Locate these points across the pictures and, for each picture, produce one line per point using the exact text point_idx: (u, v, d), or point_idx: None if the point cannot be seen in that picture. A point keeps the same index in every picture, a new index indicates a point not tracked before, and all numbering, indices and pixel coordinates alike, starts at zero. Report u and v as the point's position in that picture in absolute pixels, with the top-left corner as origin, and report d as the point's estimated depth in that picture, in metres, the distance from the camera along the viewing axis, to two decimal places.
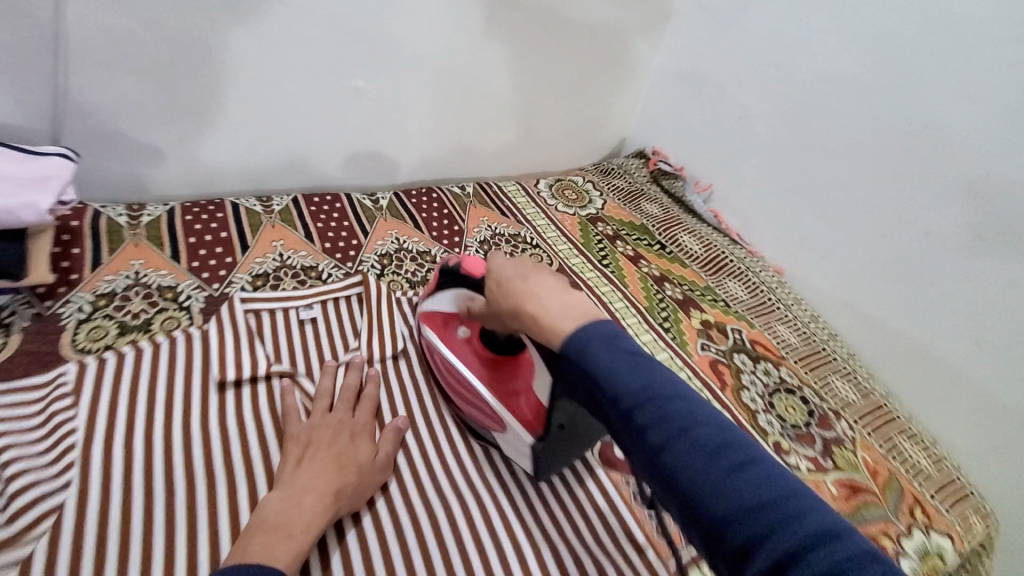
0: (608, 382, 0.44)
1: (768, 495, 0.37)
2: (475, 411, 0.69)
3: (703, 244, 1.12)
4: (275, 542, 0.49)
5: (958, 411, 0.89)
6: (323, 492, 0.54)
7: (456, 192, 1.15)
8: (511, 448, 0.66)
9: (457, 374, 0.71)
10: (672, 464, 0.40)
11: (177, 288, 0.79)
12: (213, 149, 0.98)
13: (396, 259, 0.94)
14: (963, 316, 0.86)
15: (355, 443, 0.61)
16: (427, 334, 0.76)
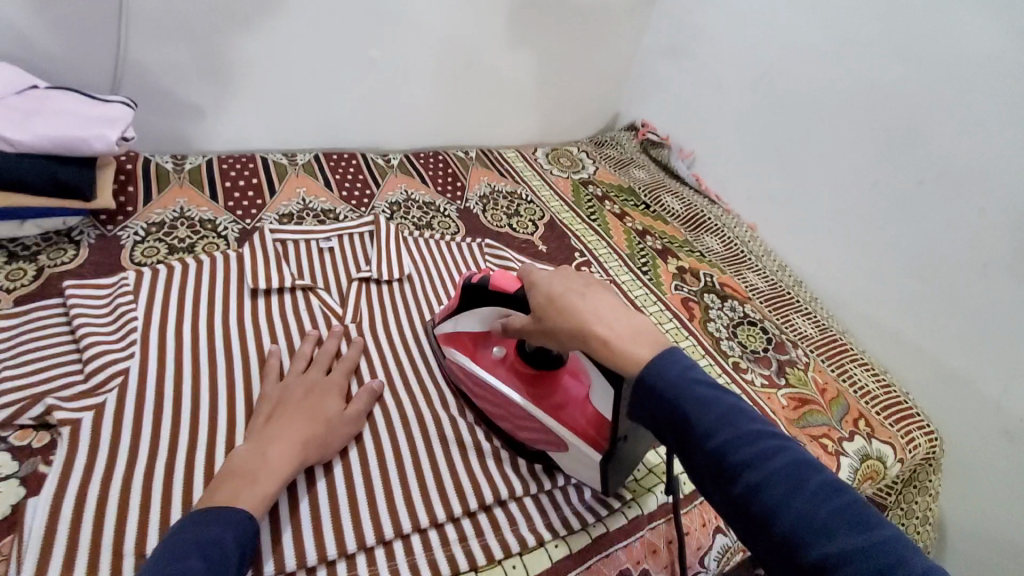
0: (693, 415, 0.46)
1: (861, 534, 0.39)
2: (530, 434, 0.67)
3: (684, 204, 1.23)
4: (240, 487, 0.52)
5: (907, 335, 1.02)
6: (290, 441, 0.57)
7: (460, 156, 1.27)
8: (574, 465, 0.65)
9: (503, 399, 0.68)
10: (766, 504, 0.41)
11: (216, 221, 0.92)
12: (248, 110, 1.11)
13: (404, 207, 1.06)
14: (917, 260, 1.00)
15: (322, 399, 0.64)
16: (458, 358, 0.73)
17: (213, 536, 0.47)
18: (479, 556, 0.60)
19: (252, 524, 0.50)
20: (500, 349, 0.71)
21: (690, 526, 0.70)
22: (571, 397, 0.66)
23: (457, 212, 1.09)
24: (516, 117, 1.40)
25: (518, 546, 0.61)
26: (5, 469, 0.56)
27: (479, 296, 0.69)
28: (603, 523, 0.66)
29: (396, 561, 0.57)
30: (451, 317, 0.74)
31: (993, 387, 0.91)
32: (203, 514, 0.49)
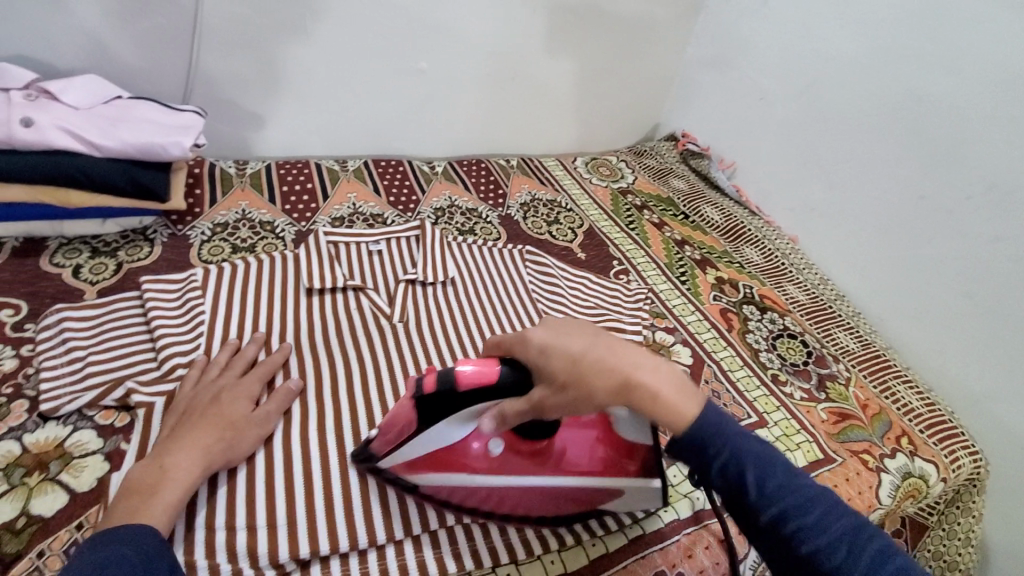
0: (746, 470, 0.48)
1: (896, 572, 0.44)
2: (576, 505, 0.64)
3: (724, 215, 1.23)
4: (137, 505, 0.52)
5: (956, 358, 0.99)
6: (191, 450, 0.57)
7: (502, 164, 1.31)
8: (629, 504, 0.66)
9: (531, 488, 0.63)
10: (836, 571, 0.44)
11: (275, 223, 0.98)
12: (304, 117, 1.17)
13: (448, 213, 1.10)
14: (968, 276, 0.97)
15: (231, 401, 0.63)
16: (452, 482, 0.62)
17: (112, 554, 0.46)
18: (519, 550, 0.62)
19: (152, 533, 0.50)
20: (488, 443, 0.62)
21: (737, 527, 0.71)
22: (591, 453, 0.64)
23: (498, 218, 1.12)
24: (557, 127, 1.43)
25: (556, 542, 0.64)
26: (92, 445, 0.61)
27: (453, 398, 0.56)
28: (639, 524, 0.67)
29: (442, 549, 0.61)
30: (408, 445, 0.60)
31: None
32: (101, 537, 0.48)
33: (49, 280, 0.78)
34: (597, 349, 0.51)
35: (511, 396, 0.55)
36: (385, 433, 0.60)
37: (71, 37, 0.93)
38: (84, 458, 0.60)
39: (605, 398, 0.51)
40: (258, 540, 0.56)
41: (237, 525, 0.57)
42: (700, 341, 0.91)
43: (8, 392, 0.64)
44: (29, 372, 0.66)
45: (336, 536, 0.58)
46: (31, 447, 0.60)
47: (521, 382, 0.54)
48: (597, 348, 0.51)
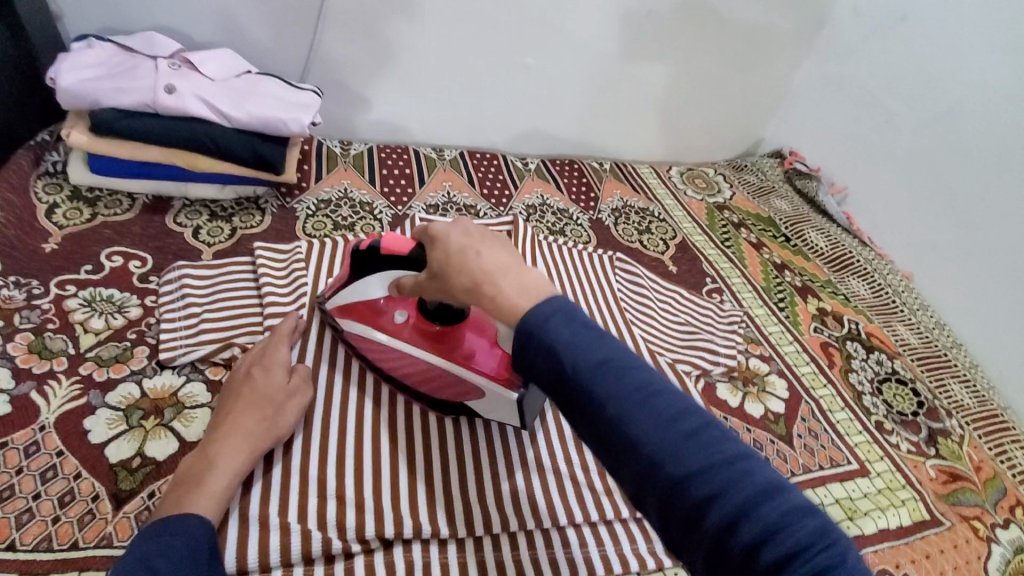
0: (561, 350, 0.44)
1: (715, 456, 0.39)
2: (450, 389, 0.66)
3: (830, 242, 1.15)
4: (183, 495, 0.52)
5: None
6: (232, 436, 0.57)
7: (595, 166, 1.29)
8: (495, 411, 0.66)
9: (412, 359, 0.66)
10: (666, 485, 0.39)
11: (373, 205, 1.01)
12: (408, 102, 1.19)
13: (539, 211, 1.09)
14: None
15: (264, 376, 0.62)
16: (356, 328, 0.69)
17: (163, 546, 0.47)
18: (597, 565, 0.61)
19: (204, 526, 0.51)
20: (399, 310, 0.69)
21: None
22: (489, 356, 0.65)
23: (588, 221, 1.10)
24: (655, 134, 1.38)
25: (636, 565, 0.62)
26: (202, 398, 0.65)
27: (372, 262, 0.66)
28: None
29: (520, 551, 0.60)
30: (342, 291, 0.71)
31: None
32: (153, 529, 0.49)
33: (172, 238, 0.84)
34: (464, 250, 0.52)
35: (409, 268, 0.63)
36: (337, 280, 0.71)
37: (213, 13, 1.00)
38: (194, 409, 0.63)
39: (460, 292, 0.52)
40: (346, 514, 0.58)
41: (328, 495, 0.59)
42: (798, 374, 0.85)
43: (132, 337, 0.69)
44: (151, 322, 0.71)
45: (420, 519, 0.59)
46: (149, 392, 0.64)
47: (419, 257, 0.62)
48: (458, 247, 0.52)
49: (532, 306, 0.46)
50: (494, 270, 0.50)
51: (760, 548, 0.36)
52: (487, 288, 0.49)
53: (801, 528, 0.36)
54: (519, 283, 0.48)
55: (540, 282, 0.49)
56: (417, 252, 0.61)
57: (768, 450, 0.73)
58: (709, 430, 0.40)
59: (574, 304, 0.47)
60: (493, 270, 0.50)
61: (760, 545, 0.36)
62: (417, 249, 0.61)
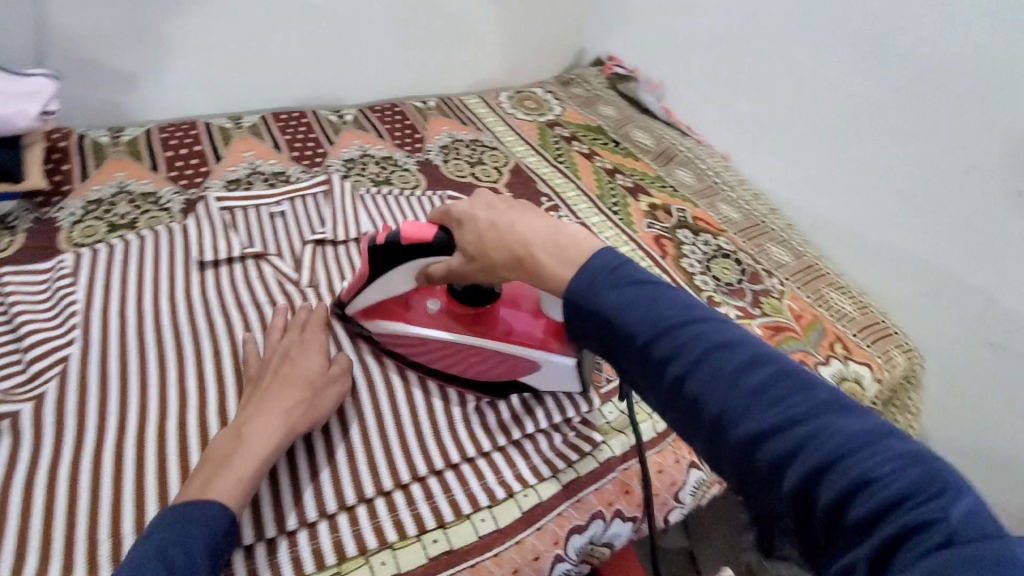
0: (612, 314, 0.43)
1: (792, 407, 0.36)
2: (501, 371, 0.62)
3: (654, 138, 1.18)
4: (215, 479, 0.51)
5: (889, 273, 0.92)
6: (272, 416, 0.55)
7: (418, 106, 1.22)
8: (552, 382, 0.63)
9: (459, 348, 0.62)
10: (735, 444, 0.36)
11: (158, 194, 0.88)
12: (186, 71, 1.03)
13: (360, 163, 1.02)
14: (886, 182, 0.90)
15: (303, 359, 0.61)
16: (386, 327, 0.64)
17: (182, 537, 0.46)
18: (446, 513, 0.57)
19: (226, 515, 0.49)
20: (429, 299, 0.64)
21: (629, 484, 0.63)
22: (532, 327, 0.62)
23: (416, 164, 1.04)
24: (480, 60, 1.31)
25: (486, 499, 0.58)
26: None
27: (392, 255, 0.59)
28: (575, 467, 0.62)
29: (360, 525, 0.55)
30: (360, 292, 0.65)
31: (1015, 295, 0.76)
32: (177, 509, 0.48)
33: None
34: (496, 223, 0.52)
35: (438, 255, 0.57)
36: (351, 281, 0.65)
37: None
38: None
39: (501, 268, 0.52)
40: None
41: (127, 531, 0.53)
42: None
43: None
44: None
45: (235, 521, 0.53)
46: None
47: (446, 242, 0.56)
48: (491, 223, 0.51)
49: (574, 274, 0.46)
50: (530, 237, 0.50)
51: (849, 505, 0.32)
52: (527, 259, 0.49)
53: (897, 479, 0.32)
54: (556, 249, 0.48)
55: (576, 241, 0.48)
56: (444, 234, 0.56)
57: None
58: (784, 381, 0.37)
59: (621, 259, 0.46)
60: (530, 237, 0.50)
61: (846, 503, 0.32)
62: (444, 228, 0.56)
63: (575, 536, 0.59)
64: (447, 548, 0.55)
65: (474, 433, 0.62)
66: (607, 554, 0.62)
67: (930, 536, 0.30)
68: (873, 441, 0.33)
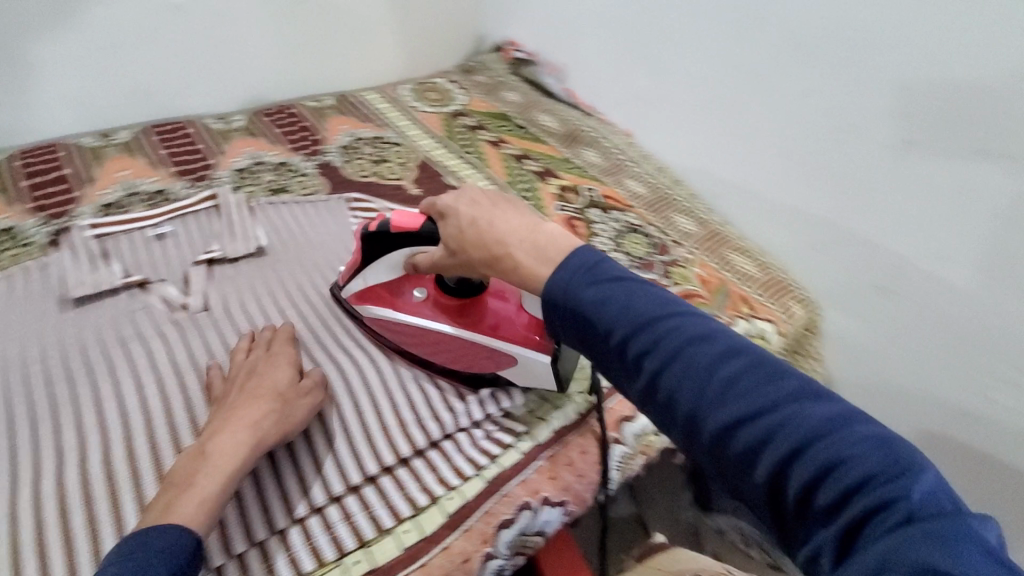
0: (590, 314, 0.45)
1: (762, 396, 0.37)
2: (481, 362, 0.63)
3: (559, 120, 1.18)
4: (175, 500, 0.48)
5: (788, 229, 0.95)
6: (236, 430, 0.53)
7: (314, 106, 1.16)
8: (531, 377, 0.63)
9: (441, 337, 0.64)
10: (709, 434, 0.38)
11: (19, 227, 0.79)
12: (45, 89, 0.95)
13: (253, 172, 0.96)
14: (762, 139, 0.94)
15: (272, 372, 0.58)
16: (375, 311, 0.67)
17: (141, 563, 0.43)
18: (367, 529, 0.55)
19: (187, 540, 0.46)
20: (418, 287, 0.66)
21: (555, 470, 0.63)
22: (514, 322, 0.62)
23: (316, 168, 0.99)
24: (374, 53, 1.27)
25: (407, 508, 0.57)
26: None
27: (382, 243, 0.62)
28: (497, 463, 0.62)
29: (273, 558, 0.52)
30: (355, 276, 0.67)
31: (889, 238, 0.81)
32: (133, 540, 0.45)
33: None
34: (477, 219, 0.53)
35: (425, 245, 0.60)
36: (347, 265, 0.68)
37: None
38: None
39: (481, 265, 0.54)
40: None
41: None
42: None
43: None
44: None
45: None
46: None
47: (432, 233, 0.58)
48: (472, 220, 0.53)
49: (554, 271, 0.48)
50: (508, 236, 0.52)
51: (815, 488, 0.33)
52: (507, 258, 0.51)
53: (862, 463, 0.33)
54: (535, 247, 0.50)
55: (555, 240, 0.50)
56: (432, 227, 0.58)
57: None
58: (755, 371, 0.38)
59: (599, 258, 0.48)
60: (507, 236, 0.52)
61: (811, 488, 0.34)
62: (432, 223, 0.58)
63: (505, 530, 0.59)
64: (370, 567, 0.53)
65: (392, 442, 0.60)
66: (542, 542, 0.62)
67: (890, 513, 0.31)
68: (841, 425, 0.35)
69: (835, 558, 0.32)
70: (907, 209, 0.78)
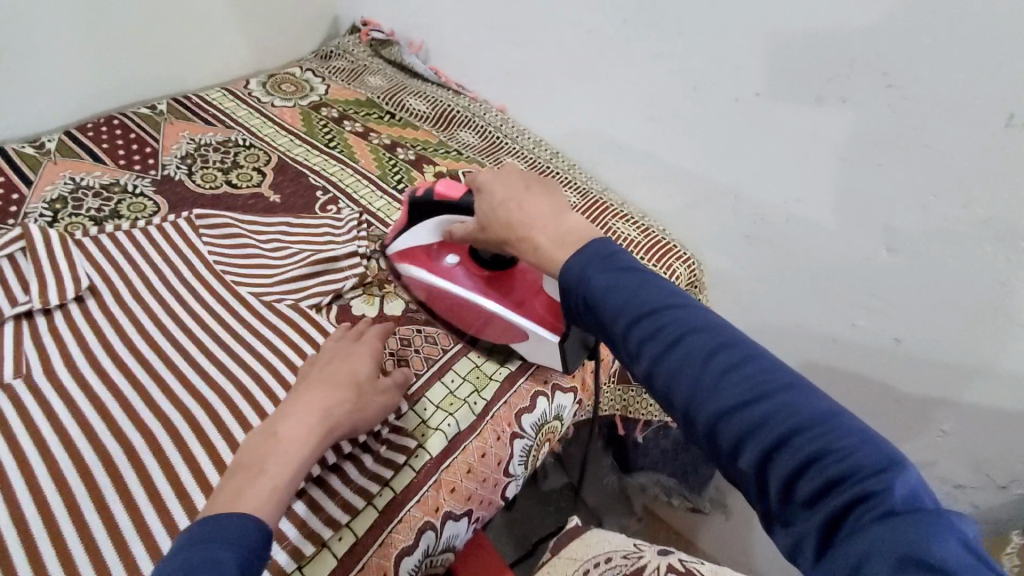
0: (596, 302, 0.48)
1: (756, 387, 0.40)
2: (498, 330, 0.67)
3: (429, 102, 1.12)
4: (245, 482, 0.46)
5: (661, 193, 0.98)
6: (315, 414, 0.52)
7: (144, 113, 1.01)
8: (539, 354, 0.66)
9: (466, 304, 0.67)
10: (704, 421, 0.42)
11: None
12: None
13: (73, 199, 0.84)
14: (628, 106, 0.94)
15: (354, 362, 0.58)
16: (410, 271, 0.70)
17: (207, 555, 0.39)
18: None
19: (258, 532, 0.42)
20: (450, 254, 0.68)
21: (454, 480, 0.60)
22: (534, 302, 0.64)
23: (154, 185, 0.87)
24: (211, 45, 1.13)
25: (292, 561, 0.51)
26: None
27: (425, 209, 0.67)
28: (390, 486, 0.57)
29: None
30: (398, 235, 0.71)
31: (751, 189, 0.85)
32: (207, 522, 0.42)
33: None
34: (511, 200, 0.58)
35: (462, 216, 0.64)
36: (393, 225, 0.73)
37: None
38: None
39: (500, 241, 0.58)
40: None
41: None
42: None
43: None
44: None
45: None
46: None
47: (470, 206, 0.63)
48: (505, 200, 0.58)
49: (569, 258, 0.51)
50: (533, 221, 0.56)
51: (798, 480, 0.37)
52: (527, 239, 0.55)
53: (847, 458, 0.36)
54: (560, 228, 0.54)
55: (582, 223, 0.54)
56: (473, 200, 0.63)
57: (416, 343, 0.70)
58: (750, 363, 0.41)
59: (614, 249, 0.50)
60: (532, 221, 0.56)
61: (798, 478, 0.37)
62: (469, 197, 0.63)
63: (408, 557, 0.56)
64: None
65: None
66: (450, 557, 0.62)
67: (870, 508, 0.34)
68: (829, 423, 0.38)
69: (820, 545, 0.35)
70: (768, 161, 0.81)
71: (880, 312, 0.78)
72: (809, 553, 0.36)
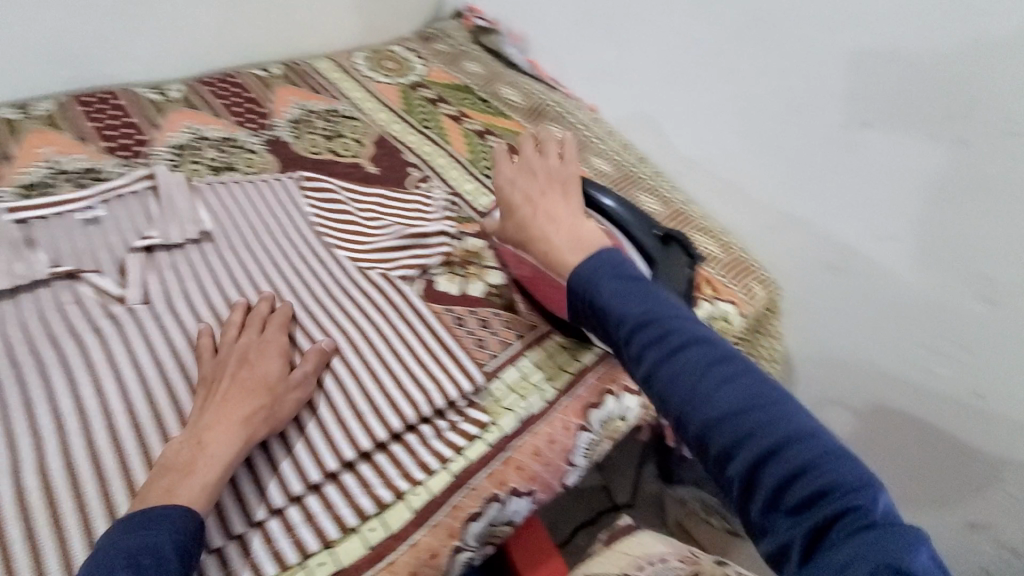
0: (606, 302, 0.50)
1: (748, 400, 0.42)
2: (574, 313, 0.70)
3: (523, 93, 1.14)
4: (174, 484, 0.48)
5: (745, 210, 0.97)
6: (228, 422, 0.52)
7: (260, 75, 1.08)
8: None
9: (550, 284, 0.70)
10: (696, 428, 0.43)
11: None
12: None
13: (193, 147, 0.91)
14: (722, 120, 0.94)
15: (262, 360, 0.57)
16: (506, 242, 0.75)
17: (146, 541, 0.44)
18: (332, 531, 0.54)
19: (192, 518, 0.47)
20: None
21: (521, 460, 0.63)
22: None
23: (264, 143, 0.94)
24: (326, 17, 1.19)
25: (372, 506, 0.56)
26: None
27: None
28: (461, 454, 0.61)
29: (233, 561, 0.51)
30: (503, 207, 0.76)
31: (843, 218, 0.83)
32: (136, 516, 0.46)
33: None
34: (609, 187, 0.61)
35: None
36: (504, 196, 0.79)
37: None
38: None
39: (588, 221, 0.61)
40: None
41: None
42: None
43: None
44: None
45: None
46: None
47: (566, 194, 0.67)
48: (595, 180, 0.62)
49: (585, 261, 0.53)
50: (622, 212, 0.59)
51: (787, 488, 0.39)
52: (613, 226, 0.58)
53: (830, 473, 0.38)
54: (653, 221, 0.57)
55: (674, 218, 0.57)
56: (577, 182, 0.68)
57: (494, 325, 0.73)
58: (744, 377, 0.43)
59: (623, 261, 0.53)
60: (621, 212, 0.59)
61: (787, 488, 0.39)
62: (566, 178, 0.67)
63: (472, 523, 0.59)
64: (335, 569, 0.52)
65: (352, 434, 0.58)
66: (508, 531, 0.64)
67: (852, 518, 0.36)
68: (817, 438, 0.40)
69: (803, 553, 0.37)
70: (861, 192, 0.80)
71: (959, 361, 0.76)
72: (792, 559, 0.38)
